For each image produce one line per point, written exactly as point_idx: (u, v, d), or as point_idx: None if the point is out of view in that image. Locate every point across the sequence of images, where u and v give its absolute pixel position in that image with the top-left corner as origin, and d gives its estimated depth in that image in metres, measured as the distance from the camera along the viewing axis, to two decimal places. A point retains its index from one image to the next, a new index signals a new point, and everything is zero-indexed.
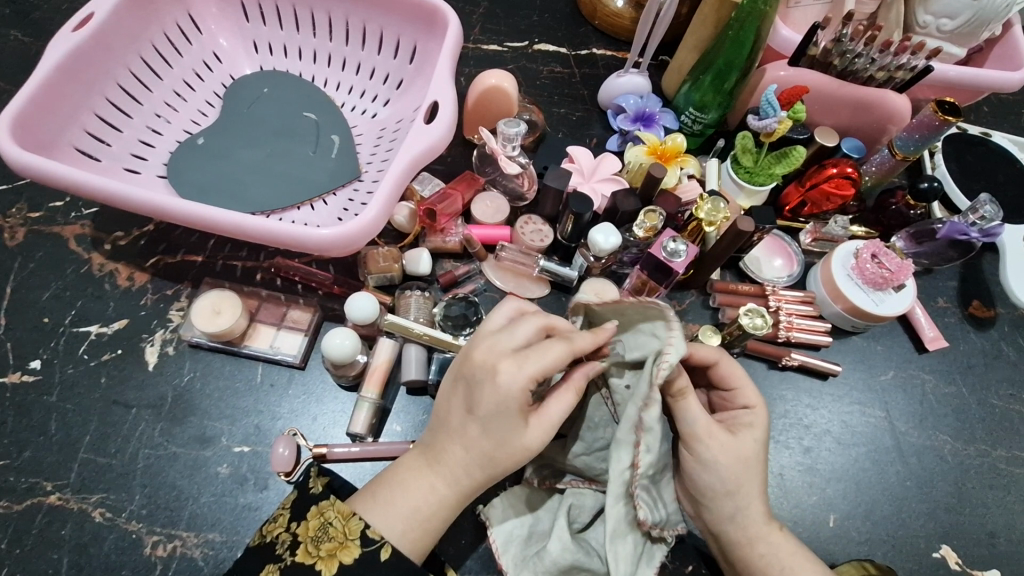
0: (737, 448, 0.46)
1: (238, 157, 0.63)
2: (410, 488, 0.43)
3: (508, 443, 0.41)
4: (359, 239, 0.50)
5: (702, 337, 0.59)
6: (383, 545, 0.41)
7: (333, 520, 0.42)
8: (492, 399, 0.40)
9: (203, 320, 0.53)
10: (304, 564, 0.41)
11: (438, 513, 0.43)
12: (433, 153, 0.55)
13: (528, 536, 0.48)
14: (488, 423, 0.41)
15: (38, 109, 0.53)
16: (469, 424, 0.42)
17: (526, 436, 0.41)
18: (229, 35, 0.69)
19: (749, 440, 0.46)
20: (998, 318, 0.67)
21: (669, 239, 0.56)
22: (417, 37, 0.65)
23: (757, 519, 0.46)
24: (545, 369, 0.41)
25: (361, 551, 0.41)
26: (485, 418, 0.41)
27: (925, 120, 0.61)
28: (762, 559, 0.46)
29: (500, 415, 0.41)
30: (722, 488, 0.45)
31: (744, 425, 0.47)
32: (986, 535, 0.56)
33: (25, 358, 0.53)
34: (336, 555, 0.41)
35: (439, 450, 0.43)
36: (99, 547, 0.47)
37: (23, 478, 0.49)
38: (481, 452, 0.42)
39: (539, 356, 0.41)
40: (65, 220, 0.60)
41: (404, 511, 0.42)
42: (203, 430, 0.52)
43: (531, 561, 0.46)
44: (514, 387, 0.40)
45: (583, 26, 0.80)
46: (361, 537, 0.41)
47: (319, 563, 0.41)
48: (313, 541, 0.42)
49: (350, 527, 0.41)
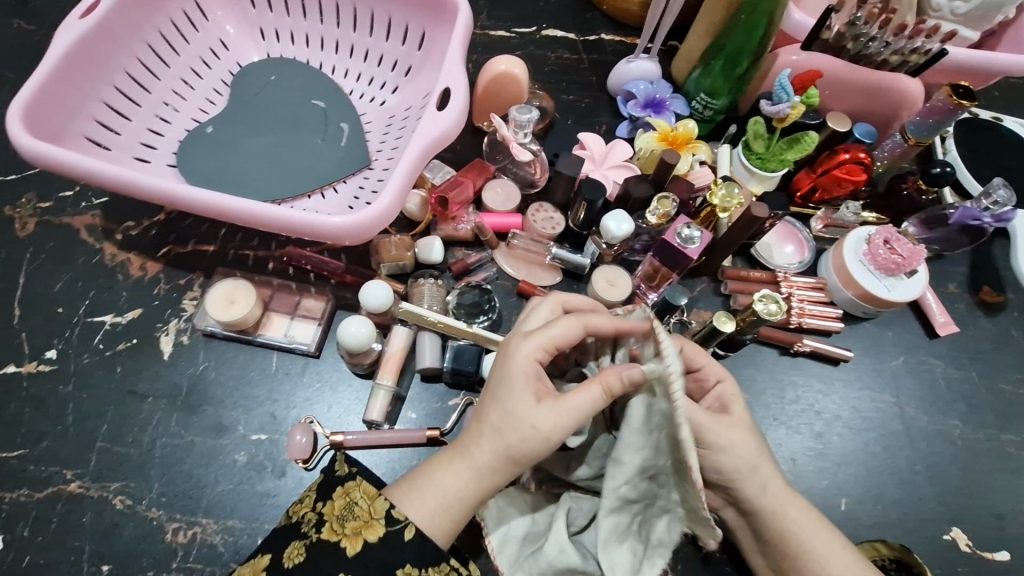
0: (738, 425, 0.47)
1: (247, 145, 0.62)
2: (434, 470, 0.44)
3: (513, 412, 0.43)
4: (374, 226, 0.50)
5: (714, 323, 0.54)
6: (407, 526, 0.42)
7: (358, 500, 0.42)
8: (501, 367, 0.45)
9: (217, 309, 0.53)
10: (329, 541, 0.41)
11: (452, 494, 0.43)
12: (445, 140, 0.54)
13: (525, 536, 0.49)
14: (502, 397, 0.44)
15: (47, 98, 0.52)
16: (486, 398, 0.45)
17: (537, 413, 0.42)
18: (235, 21, 0.69)
19: (743, 413, 0.48)
20: (1008, 304, 0.67)
21: (682, 225, 0.56)
22: (426, 23, 0.64)
23: (782, 487, 0.47)
24: (554, 339, 0.44)
25: (386, 530, 0.41)
26: (494, 386, 0.44)
27: (939, 105, 0.62)
28: (796, 524, 0.46)
29: (508, 383, 0.44)
30: (745, 467, 0.46)
31: (730, 400, 0.48)
32: (995, 518, 0.57)
33: (40, 349, 0.53)
34: (362, 534, 0.41)
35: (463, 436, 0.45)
36: (120, 534, 0.48)
37: (41, 467, 0.49)
38: (494, 421, 0.43)
39: (550, 329, 0.45)
40: (75, 211, 0.60)
41: (422, 491, 0.43)
42: (220, 419, 0.52)
43: (525, 561, 0.47)
44: (521, 351, 0.44)
45: (590, 11, 0.79)
46: (386, 517, 0.42)
47: (344, 540, 0.41)
48: (338, 519, 0.42)
49: (376, 507, 0.42)
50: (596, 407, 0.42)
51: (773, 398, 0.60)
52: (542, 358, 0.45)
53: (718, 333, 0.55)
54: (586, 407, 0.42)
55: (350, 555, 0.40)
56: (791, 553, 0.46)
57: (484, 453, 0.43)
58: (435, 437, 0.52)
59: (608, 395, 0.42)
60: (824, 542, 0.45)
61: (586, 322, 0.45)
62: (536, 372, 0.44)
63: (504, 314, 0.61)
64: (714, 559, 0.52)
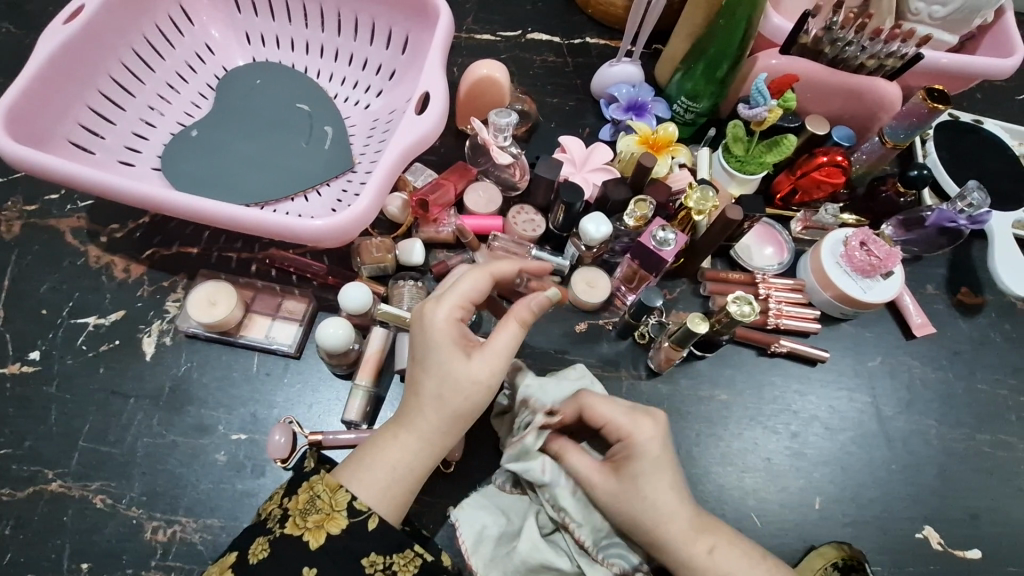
0: (628, 487, 0.45)
1: (232, 149, 0.63)
2: (384, 444, 0.45)
3: (444, 370, 0.44)
4: (352, 230, 0.51)
5: (688, 325, 0.54)
6: (370, 516, 0.43)
7: (320, 493, 0.43)
8: (424, 337, 0.45)
9: (198, 311, 0.54)
10: (293, 536, 0.41)
11: (409, 461, 0.44)
12: (425, 143, 0.55)
13: (498, 536, 0.49)
14: (431, 364, 0.45)
15: (31, 103, 0.53)
16: (416, 368, 0.46)
17: (469, 368, 0.44)
18: (221, 26, 0.69)
19: (630, 478, 0.45)
20: (986, 305, 0.67)
21: (658, 228, 0.56)
22: (409, 28, 0.65)
23: (676, 545, 0.44)
24: (467, 293, 0.46)
25: (349, 521, 0.42)
26: (422, 357, 0.45)
27: (914, 108, 0.61)
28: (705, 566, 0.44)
29: (433, 348, 0.44)
30: (627, 526, 0.46)
31: (626, 460, 0.46)
32: (969, 516, 0.58)
33: (25, 350, 0.54)
34: (324, 526, 0.42)
35: (404, 407, 0.46)
36: (101, 533, 0.48)
37: (25, 466, 0.50)
38: (432, 384, 0.44)
39: (458, 287, 0.46)
40: (60, 213, 0.60)
41: (375, 472, 0.44)
42: (201, 419, 0.53)
43: (500, 560, 0.49)
44: (443, 311, 0.45)
45: (576, 14, 0.80)
46: (348, 509, 0.43)
47: (307, 534, 0.42)
48: (301, 513, 0.43)
49: (337, 500, 0.43)
50: (518, 343, 0.45)
51: (751, 398, 0.61)
52: (459, 315, 0.46)
53: (692, 335, 0.54)
54: (511, 346, 0.45)
55: (314, 548, 0.41)
56: None
57: (430, 416, 0.44)
58: None
59: (524, 328, 0.45)
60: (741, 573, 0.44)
61: (490, 271, 0.47)
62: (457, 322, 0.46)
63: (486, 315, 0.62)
64: None
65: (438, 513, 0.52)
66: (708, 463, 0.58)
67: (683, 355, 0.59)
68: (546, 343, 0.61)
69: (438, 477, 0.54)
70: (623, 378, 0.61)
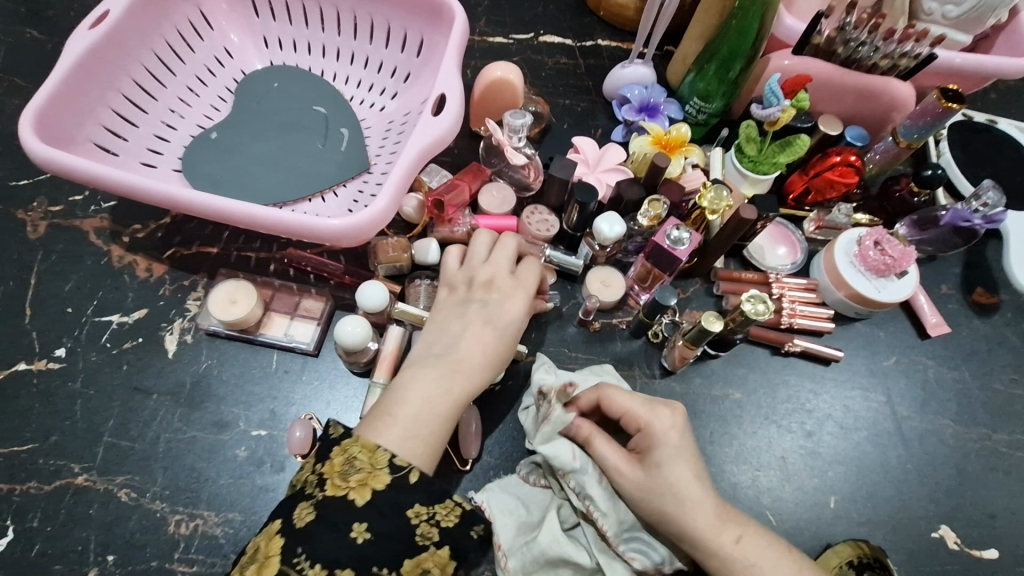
0: (652, 474, 0.46)
1: (250, 150, 0.64)
2: (435, 397, 0.47)
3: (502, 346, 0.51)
4: (370, 229, 0.52)
5: (702, 323, 0.55)
6: (412, 471, 0.44)
7: (358, 454, 0.44)
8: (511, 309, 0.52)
9: (219, 309, 0.55)
10: (337, 495, 0.42)
11: (449, 417, 0.47)
12: (441, 144, 0.56)
13: (519, 525, 0.50)
14: (504, 329, 0.51)
15: (58, 105, 0.54)
16: (489, 328, 0.51)
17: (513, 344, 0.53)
18: (239, 30, 0.71)
19: (656, 467, 0.46)
20: (1001, 305, 0.67)
21: (672, 227, 0.57)
22: (424, 30, 0.66)
23: (704, 534, 0.45)
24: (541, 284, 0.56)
25: (391, 477, 0.43)
26: (503, 323, 0.51)
27: (929, 107, 0.61)
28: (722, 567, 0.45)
29: (515, 320, 0.52)
30: (656, 519, 0.46)
31: (647, 449, 0.47)
32: (986, 516, 0.57)
33: (50, 347, 0.55)
34: (368, 483, 0.42)
35: (456, 362, 0.49)
36: (124, 526, 0.49)
37: (50, 461, 0.51)
38: (487, 352, 0.50)
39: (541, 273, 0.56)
40: (84, 214, 0.62)
41: (417, 425, 0.46)
42: (221, 415, 0.54)
43: (520, 549, 0.49)
44: (522, 299, 0.53)
45: (588, 16, 0.80)
46: (390, 466, 0.43)
47: (352, 492, 0.42)
48: (340, 475, 0.43)
49: (378, 458, 0.43)
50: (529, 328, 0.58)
51: (764, 397, 0.61)
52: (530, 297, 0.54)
53: (706, 333, 0.55)
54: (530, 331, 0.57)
55: (361, 504, 0.41)
56: None
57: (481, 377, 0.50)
58: None
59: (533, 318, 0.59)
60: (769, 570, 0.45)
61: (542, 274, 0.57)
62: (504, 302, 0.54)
63: None
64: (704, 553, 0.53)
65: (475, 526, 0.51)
66: (722, 461, 0.58)
67: (696, 354, 0.60)
68: (559, 340, 0.62)
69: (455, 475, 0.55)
70: (636, 376, 0.61)
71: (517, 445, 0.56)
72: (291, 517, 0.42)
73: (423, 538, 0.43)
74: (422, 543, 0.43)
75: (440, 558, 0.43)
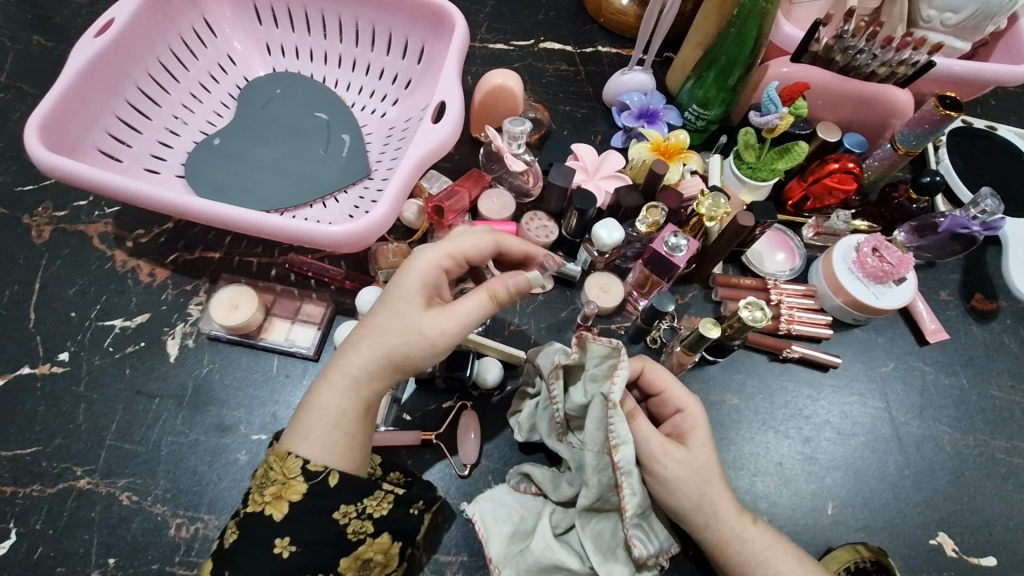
0: (693, 456, 0.47)
1: (253, 156, 0.65)
2: (320, 386, 0.45)
3: (416, 333, 0.43)
4: (371, 235, 0.52)
5: (700, 329, 0.55)
6: (329, 473, 0.43)
7: (273, 465, 0.44)
8: (395, 278, 0.46)
9: (222, 314, 0.56)
10: (255, 513, 0.42)
11: (342, 406, 0.44)
12: (441, 151, 0.56)
13: (512, 533, 0.50)
14: (389, 299, 0.45)
15: (63, 113, 0.55)
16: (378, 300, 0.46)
17: (422, 319, 0.44)
18: (243, 38, 0.71)
19: (699, 447, 0.47)
20: (1000, 311, 0.67)
21: (670, 234, 0.57)
22: (425, 37, 0.67)
23: (732, 518, 0.46)
24: (440, 252, 0.46)
25: (307, 485, 0.43)
26: (388, 295, 0.45)
27: (926, 115, 0.61)
28: (741, 556, 0.46)
29: (397, 289, 0.45)
30: (690, 503, 0.46)
31: (689, 430, 0.48)
32: (984, 523, 0.57)
33: (55, 351, 0.56)
34: (283, 495, 0.43)
35: (345, 346, 0.46)
36: (126, 528, 0.50)
37: (54, 463, 0.51)
38: (370, 332, 0.45)
39: (448, 242, 0.47)
40: (89, 219, 0.62)
41: (323, 427, 0.44)
42: (222, 419, 0.54)
43: (513, 558, 0.49)
44: (411, 270, 0.45)
45: (588, 23, 0.81)
46: (302, 473, 0.43)
47: (268, 508, 0.42)
48: (259, 490, 0.43)
49: (290, 467, 0.43)
50: (478, 315, 0.44)
51: (762, 403, 0.61)
52: (440, 266, 0.46)
53: (704, 338, 0.55)
54: (468, 312, 0.44)
55: (278, 518, 0.42)
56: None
57: (369, 357, 0.44)
58: (432, 438, 0.55)
59: (488, 301, 0.44)
60: (779, 559, 0.46)
61: (454, 249, 0.47)
62: (430, 285, 0.45)
63: (498, 320, 0.63)
64: (701, 559, 0.53)
65: (448, 512, 0.54)
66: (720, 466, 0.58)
67: (694, 360, 0.60)
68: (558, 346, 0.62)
69: (454, 479, 0.55)
70: None
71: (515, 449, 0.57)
72: (221, 543, 0.43)
73: (356, 534, 0.44)
74: (355, 538, 0.44)
75: (379, 546, 0.44)
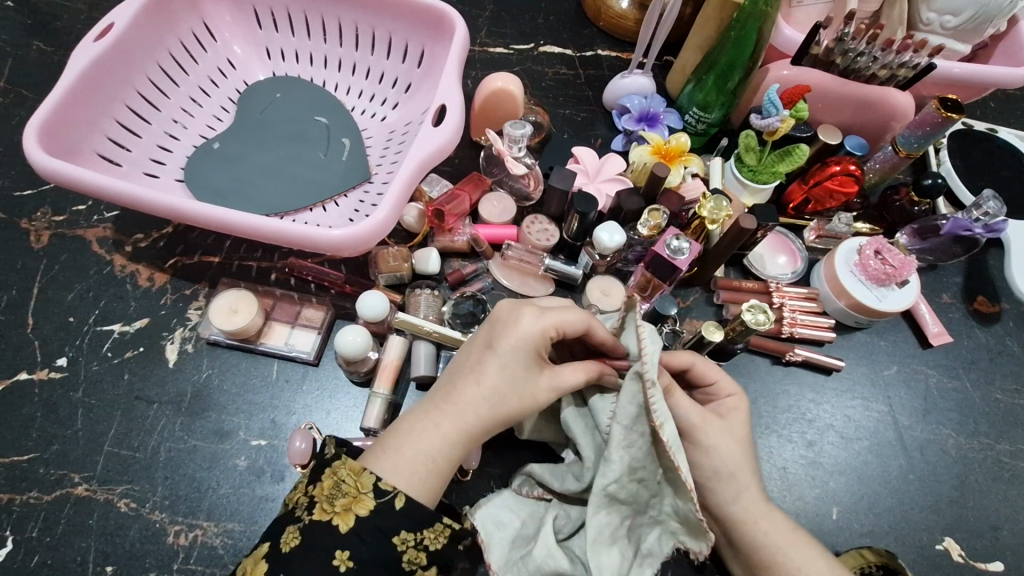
0: (733, 434, 0.48)
1: (251, 160, 0.65)
2: (421, 432, 0.44)
3: (531, 397, 0.46)
4: (371, 239, 0.52)
5: (703, 333, 0.55)
6: (397, 495, 0.41)
7: (345, 477, 0.42)
8: (511, 334, 0.46)
9: (221, 318, 0.55)
10: (322, 520, 0.40)
11: (445, 456, 0.44)
12: (441, 154, 0.56)
13: (513, 539, 0.49)
14: (507, 358, 0.46)
15: (63, 117, 0.55)
16: (488, 353, 0.46)
17: (536, 385, 0.46)
18: (242, 42, 0.71)
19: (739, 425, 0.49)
20: (1002, 314, 0.67)
21: (671, 237, 0.57)
22: (425, 42, 0.67)
23: (757, 501, 0.47)
24: (559, 321, 0.47)
25: (376, 502, 0.41)
26: (505, 352, 0.46)
27: (928, 117, 0.61)
28: (766, 538, 0.46)
29: (518, 350, 0.46)
30: (727, 473, 0.47)
31: (732, 411, 0.49)
32: (989, 527, 0.57)
33: (53, 356, 0.56)
34: (352, 509, 0.41)
35: (449, 394, 0.45)
36: (124, 536, 0.49)
37: (51, 470, 0.51)
38: (483, 386, 0.45)
39: (562, 312, 0.48)
40: (88, 224, 0.62)
41: (423, 471, 0.43)
42: (222, 424, 0.54)
43: (516, 564, 0.48)
44: (530, 333, 0.46)
45: (588, 27, 0.81)
46: (374, 490, 0.41)
47: (336, 518, 0.41)
48: (328, 499, 0.41)
49: (363, 482, 0.42)
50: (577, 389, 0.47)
51: (765, 407, 0.61)
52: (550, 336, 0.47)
53: (707, 342, 0.55)
54: (573, 385, 0.47)
55: (344, 531, 0.40)
56: (761, 560, 0.46)
57: (479, 412, 0.45)
58: None
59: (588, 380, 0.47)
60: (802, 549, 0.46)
61: (563, 320, 0.47)
62: (541, 350, 0.47)
63: None
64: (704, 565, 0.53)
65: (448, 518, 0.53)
66: None
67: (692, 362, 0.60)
68: None
69: (454, 485, 0.55)
70: None
71: (516, 454, 0.56)
72: (278, 543, 0.41)
73: (410, 564, 0.41)
74: (408, 569, 0.41)
75: None
